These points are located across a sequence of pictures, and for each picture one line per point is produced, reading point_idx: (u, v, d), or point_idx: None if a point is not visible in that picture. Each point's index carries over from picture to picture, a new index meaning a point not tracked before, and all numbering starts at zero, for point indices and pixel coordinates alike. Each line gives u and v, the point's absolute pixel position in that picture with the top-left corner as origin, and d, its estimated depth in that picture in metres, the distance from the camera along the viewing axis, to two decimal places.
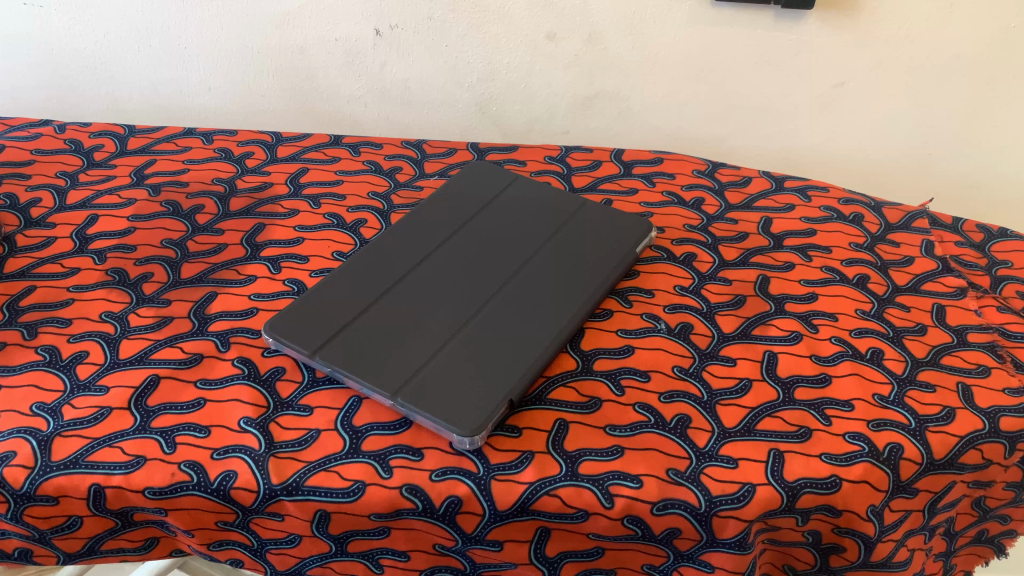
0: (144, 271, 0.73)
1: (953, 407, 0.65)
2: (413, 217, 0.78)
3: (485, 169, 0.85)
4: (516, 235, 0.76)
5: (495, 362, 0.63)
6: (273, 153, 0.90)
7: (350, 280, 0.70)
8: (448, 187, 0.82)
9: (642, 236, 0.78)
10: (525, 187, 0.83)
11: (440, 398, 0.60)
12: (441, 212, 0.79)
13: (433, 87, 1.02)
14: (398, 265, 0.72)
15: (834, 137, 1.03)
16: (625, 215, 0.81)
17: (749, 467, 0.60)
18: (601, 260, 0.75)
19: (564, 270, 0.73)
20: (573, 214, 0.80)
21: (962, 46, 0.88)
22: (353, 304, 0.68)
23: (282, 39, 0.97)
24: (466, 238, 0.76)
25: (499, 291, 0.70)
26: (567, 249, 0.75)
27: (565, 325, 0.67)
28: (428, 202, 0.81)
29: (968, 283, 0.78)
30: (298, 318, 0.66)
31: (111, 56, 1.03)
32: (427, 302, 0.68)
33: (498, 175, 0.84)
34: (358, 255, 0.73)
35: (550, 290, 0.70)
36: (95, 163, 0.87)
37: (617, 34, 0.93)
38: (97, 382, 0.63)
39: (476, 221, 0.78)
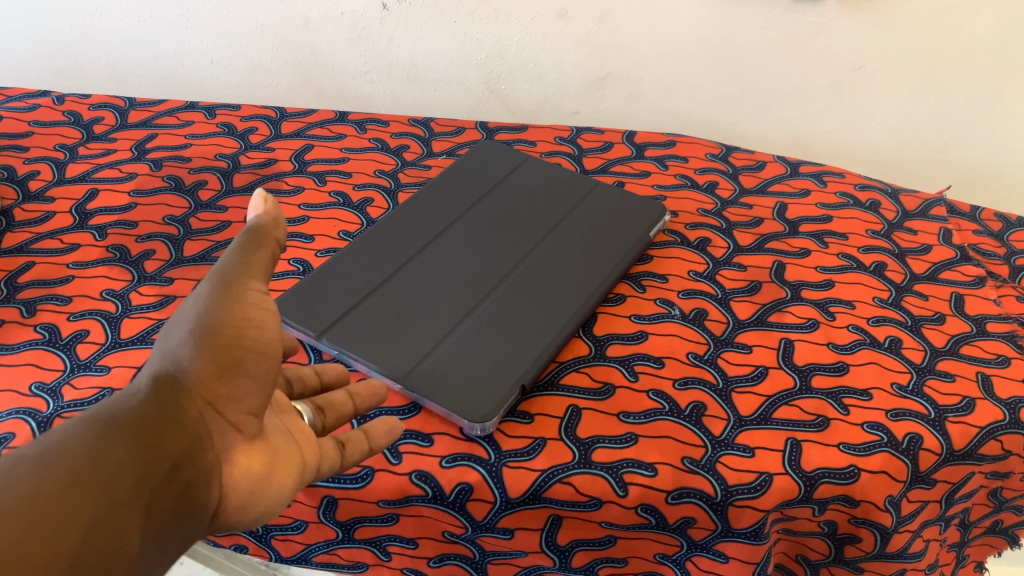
0: (145, 248, 0.72)
1: (973, 397, 0.64)
2: (420, 197, 0.76)
3: (495, 149, 0.83)
4: (527, 216, 0.75)
5: (507, 346, 0.61)
6: (277, 129, 0.88)
7: (357, 259, 0.68)
8: (457, 167, 0.81)
9: (656, 220, 0.76)
10: (535, 168, 0.81)
11: (450, 384, 0.58)
12: (449, 192, 0.77)
13: (441, 64, 1.00)
14: (407, 244, 0.71)
15: (848, 121, 1.01)
16: (637, 198, 0.79)
17: (766, 456, 0.58)
18: (614, 244, 0.73)
19: (577, 253, 0.71)
20: (585, 197, 0.78)
21: (983, 29, 0.86)
22: (360, 284, 0.66)
23: (287, 12, 0.95)
24: (476, 218, 0.74)
25: (510, 273, 0.68)
26: (579, 233, 0.74)
27: (577, 310, 0.66)
28: (436, 181, 0.79)
29: (987, 272, 0.77)
30: (304, 297, 0.65)
31: (112, 26, 1.00)
32: (436, 284, 0.67)
33: (507, 155, 0.83)
34: (366, 234, 0.72)
35: (562, 274, 0.69)
36: (94, 136, 0.85)
37: (630, 12, 0.91)
38: (98, 362, 0.61)
39: (486, 202, 0.77)
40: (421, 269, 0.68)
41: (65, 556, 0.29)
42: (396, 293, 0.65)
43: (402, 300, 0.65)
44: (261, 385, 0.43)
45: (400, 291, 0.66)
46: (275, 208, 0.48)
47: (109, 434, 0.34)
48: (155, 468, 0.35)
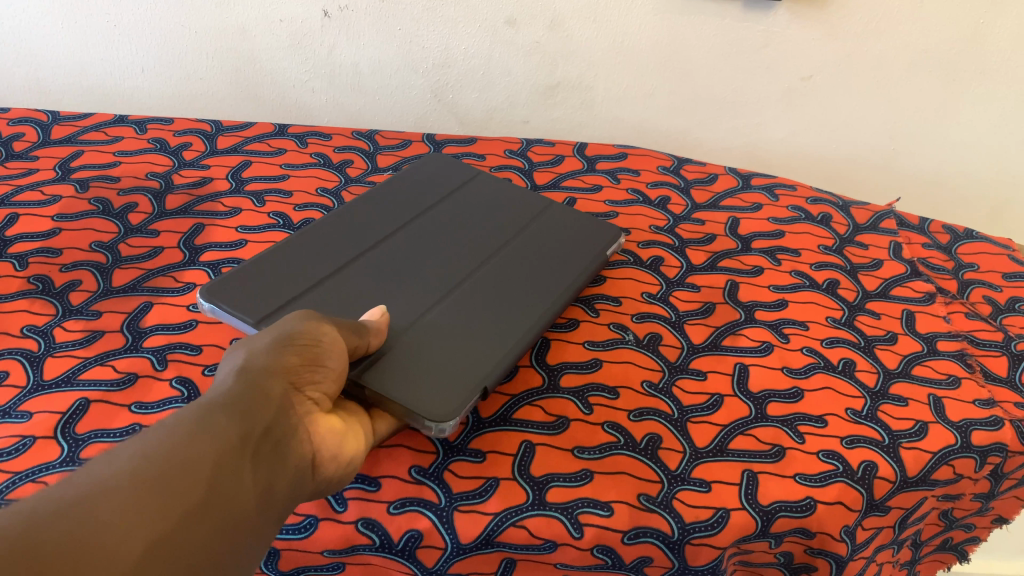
0: (71, 279, 0.67)
1: (926, 421, 0.63)
2: (366, 200, 0.73)
3: (445, 162, 0.81)
4: (481, 226, 0.72)
5: (464, 353, 0.57)
6: (213, 144, 0.85)
7: (299, 254, 0.64)
8: (406, 174, 0.78)
9: (616, 237, 0.75)
10: (487, 181, 0.80)
11: (405, 380, 0.54)
12: (398, 198, 0.74)
13: (386, 72, 0.96)
14: (354, 241, 0.67)
15: (799, 129, 1.00)
16: (593, 220, 0.77)
17: (723, 490, 0.57)
18: (575, 258, 0.71)
19: (536, 264, 0.69)
20: (542, 212, 0.76)
21: (932, 40, 0.86)
22: (303, 279, 0.62)
23: (222, 18, 0.90)
24: (427, 225, 0.71)
25: (466, 279, 0.65)
26: (538, 244, 0.71)
27: (541, 316, 0.63)
28: (381, 185, 0.76)
29: (937, 288, 0.77)
30: (235, 286, 0.60)
31: (32, 31, 0.94)
32: (388, 285, 0.63)
33: (461, 167, 0.81)
34: (308, 230, 0.68)
35: (520, 282, 0.66)
36: (14, 155, 0.80)
37: (579, 20, 0.89)
38: (18, 408, 0.57)
39: (436, 210, 0.74)
40: (371, 268, 0.65)
41: (202, 483, 0.35)
42: (342, 290, 0.61)
43: (349, 298, 0.61)
44: (334, 374, 0.49)
45: (346, 289, 0.62)
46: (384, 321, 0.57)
47: (213, 403, 0.40)
48: (253, 429, 0.41)
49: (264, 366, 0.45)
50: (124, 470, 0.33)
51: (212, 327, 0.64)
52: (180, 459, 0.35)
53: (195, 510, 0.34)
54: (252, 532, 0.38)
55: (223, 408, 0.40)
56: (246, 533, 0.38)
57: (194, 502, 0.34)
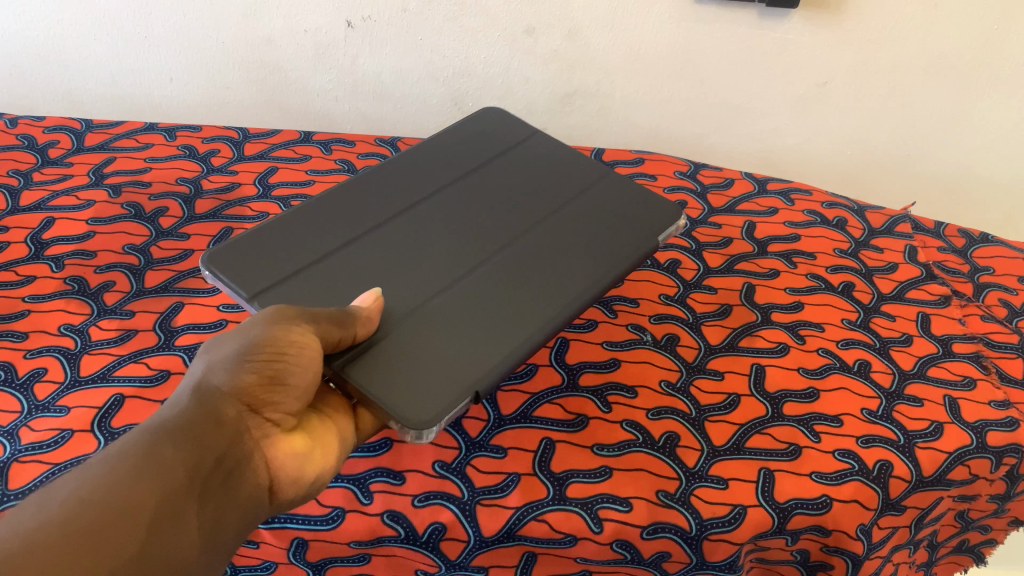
0: (105, 280, 0.70)
1: (942, 421, 0.64)
2: (403, 163, 0.71)
3: (505, 116, 0.78)
4: (518, 198, 0.68)
5: (457, 352, 0.55)
6: (240, 150, 0.87)
7: (313, 223, 0.63)
8: (460, 131, 0.76)
9: (674, 222, 0.68)
10: (541, 144, 0.75)
11: (389, 381, 0.53)
12: (439, 163, 0.72)
13: (408, 81, 0.98)
14: (377, 211, 0.66)
15: (815, 135, 1.02)
16: (657, 193, 0.71)
17: (740, 488, 0.59)
18: (618, 242, 0.65)
19: (568, 247, 0.64)
20: (594, 184, 0.71)
21: (947, 47, 0.87)
22: (306, 254, 0.61)
23: (249, 29, 0.92)
24: (457, 195, 0.69)
25: (482, 263, 0.62)
26: (575, 224, 0.66)
27: (555, 311, 0.58)
28: (428, 146, 0.74)
29: (952, 291, 0.78)
30: (237, 255, 0.60)
31: (66, 42, 0.95)
32: (394, 265, 0.61)
33: (516, 125, 0.77)
34: (332, 196, 0.66)
35: (541, 268, 0.62)
36: (49, 161, 0.83)
37: (597, 29, 0.90)
38: (57, 403, 0.59)
39: (472, 177, 0.71)
40: (383, 244, 0.63)
41: (139, 527, 0.37)
42: (346, 268, 0.60)
43: (351, 277, 0.59)
44: (301, 388, 0.50)
45: (350, 266, 0.60)
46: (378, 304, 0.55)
47: (161, 435, 0.42)
48: (201, 462, 0.42)
49: (221, 387, 0.47)
50: (57, 516, 0.35)
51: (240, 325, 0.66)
52: (118, 502, 0.37)
53: (131, 560, 0.36)
54: (195, 569, 0.40)
55: (170, 441, 0.42)
56: (189, 568, 0.40)
57: (131, 546, 0.36)
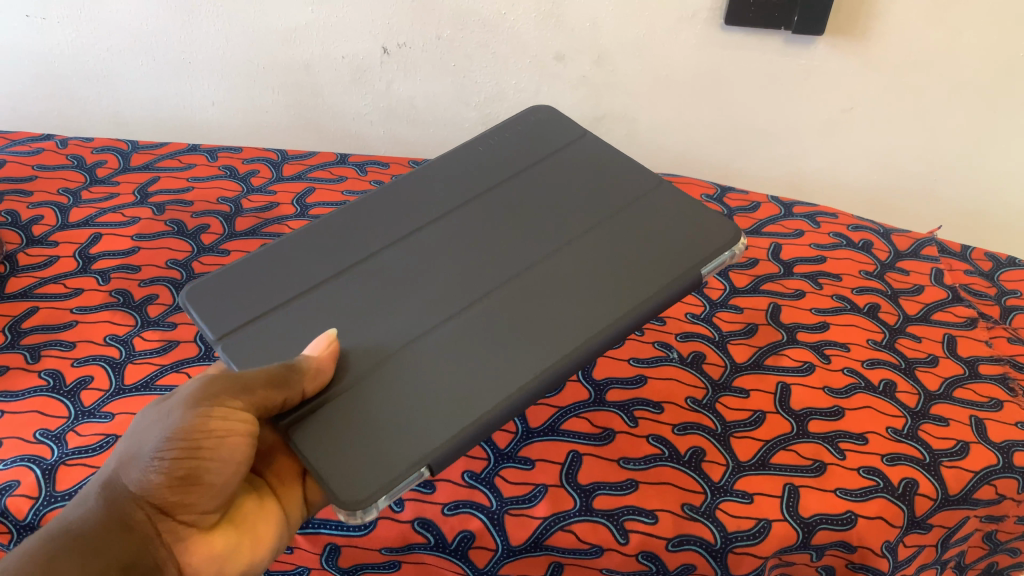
0: (149, 293, 0.72)
1: (968, 441, 0.64)
2: (431, 173, 0.66)
3: (557, 117, 0.70)
4: (543, 212, 0.62)
5: (433, 414, 0.50)
6: (279, 171, 0.90)
7: (310, 250, 0.60)
8: (504, 134, 0.69)
9: (722, 251, 0.58)
10: (591, 146, 0.67)
11: (334, 450, 0.48)
12: (471, 169, 0.66)
13: (440, 105, 1.01)
14: (382, 233, 0.61)
15: (842, 159, 1.03)
16: (709, 215, 0.60)
17: (765, 502, 0.59)
18: (649, 273, 0.56)
19: (589, 275, 0.56)
20: (638, 198, 0.62)
21: (972, 73, 0.89)
22: (291, 285, 0.57)
23: (289, 55, 0.95)
24: (480, 208, 0.63)
25: (482, 297, 0.56)
26: (602, 246, 0.58)
27: (536, 368, 0.51)
28: (464, 149, 0.68)
29: (979, 313, 0.78)
30: (219, 288, 0.58)
31: (115, 68, 0.98)
32: (388, 297, 0.57)
33: (563, 124, 0.70)
34: (342, 218, 0.62)
35: (548, 305, 0.55)
36: (97, 180, 0.86)
37: (625, 56, 0.93)
38: (102, 409, 0.61)
39: (503, 187, 0.64)
40: (381, 271, 0.58)
41: None
42: (332, 302, 0.56)
43: (336, 314, 0.55)
44: (225, 478, 0.49)
45: (335, 300, 0.56)
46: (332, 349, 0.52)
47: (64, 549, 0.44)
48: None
49: (133, 484, 0.47)
50: None
51: None
52: None
53: None
54: None
55: (71, 558, 0.43)
56: None
57: None
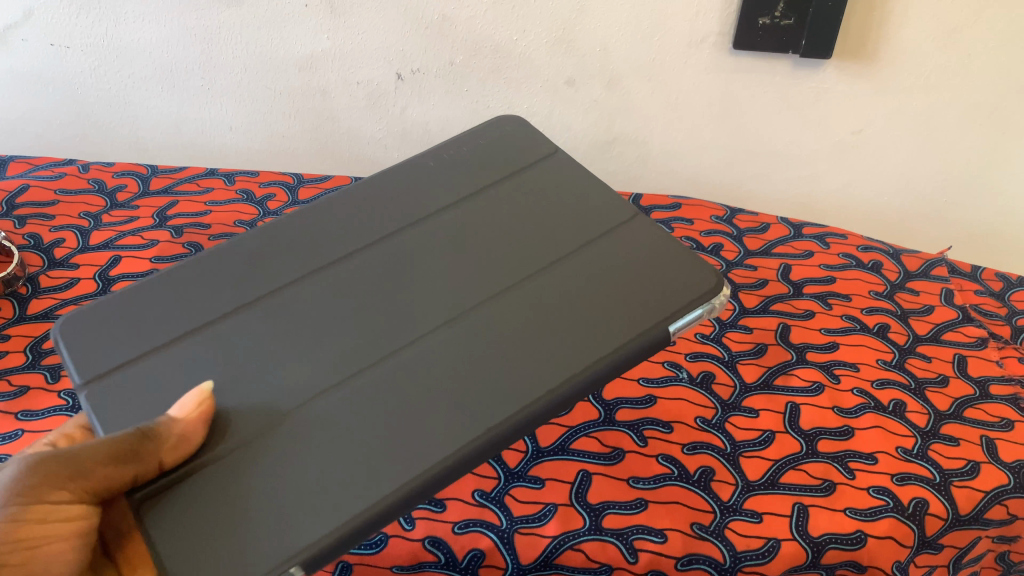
0: None
1: (978, 460, 0.65)
2: (375, 188, 0.63)
3: (520, 136, 0.67)
4: (495, 245, 0.58)
5: (362, 462, 0.46)
6: (295, 195, 0.92)
7: (221, 276, 0.56)
8: (458, 152, 0.66)
9: (694, 305, 0.55)
10: (557, 167, 0.64)
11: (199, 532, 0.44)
12: (422, 186, 0.63)
13: (454, 129, 1.02)
14: (313, 255, 0.58)
15: (853, 180, 1.04)
16: (680, 262, 0.57)
17: (774, 521, 0.60)
18: (610, 321, 0.53)
19: (536, 323, 0.53)
20: (604, 235, 0.59)
21: (980, 96, 0.92)
22: (189, 317, 0.54)
23: (306, 81, 0.97)
24: (429, 229, 0.60)
25: (424, 333, 0.53)
26: (559, 286, 0.55)
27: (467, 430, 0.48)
28: (414, 163, 0.65)
29: (989, 333, 0.78)
30: (120, 311, 0.54)
31: (135, 94, 1.00)
32: (316, 324, 0.53)
33: (530, 142, 0.67)
34: (264, 238, 0.59)
35: (497, 348, 0.52)
36: (117, 204, 0.88)
37: (636, 80, 0.94)
38: None
39: (457, 208, 0.61)
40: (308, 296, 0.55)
41: None
42: (244, 333, 0.53)
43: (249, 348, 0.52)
44: None
45: (247, 331, 0.53)
46: (203, 410, 0.47)
47: None
48: None
49: None
50: None
51: None
52: None
53: None
54: None
55: None
56: None
57: None
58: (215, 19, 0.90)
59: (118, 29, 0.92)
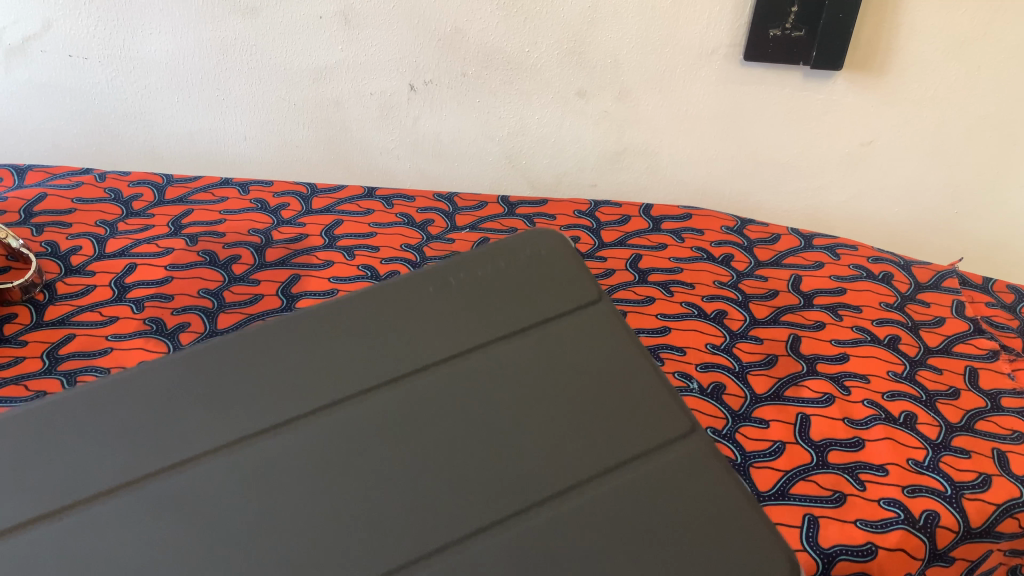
0: (181, 321, 0.75)
1: (989, 473, 0.64)
2: (370, 313, 0.60)
3: (549, 287, 0.62)
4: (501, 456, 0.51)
5: None
6: (308, 205, 0.93)
7: (163, 421, 0.53)
8: (482, 302, 0.61)
9: None
10: (587, 332, 0.59)
11: None
12: (423, 322, 0.59)
13: (465, 140, 1.03)
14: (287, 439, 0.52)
15: (863, 194, 1.04)
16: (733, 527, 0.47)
17: (784, 532, 0.60)
18: None
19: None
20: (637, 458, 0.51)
21: (989, 107, 0.92)
22: (128, 464, 0.50)
23: (320, 92, 0.98)
24: (417, 389, 0.55)
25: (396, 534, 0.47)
26: (575, 510, 0.48)
27: None
28: (416, 287, 0.62)
29: (1001, 345, 0.78)
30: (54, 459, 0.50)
31: (151, 105, 1.01)
32: (290, 493, 0.49)
33: (562, 292, 0.61)
34: (235, 364, 0.56)
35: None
36: (133, 213, 0.89)
37: (647, 91, 0.95)
38: None
39: (459, 370, 0.56)
40: (285, 456, 0.51)
41: None
42: (188, 517, 0.47)
43: (196, 534, 0.47)
44: None
45: (201, 489, 0.49)
46: None
47: None
48: None
49: None
50: None
51: None
52: None
53: None
54: None
55: None
56: None
57: None
58: (232, 31, 0.92)
59: (135, 40, 0.93)
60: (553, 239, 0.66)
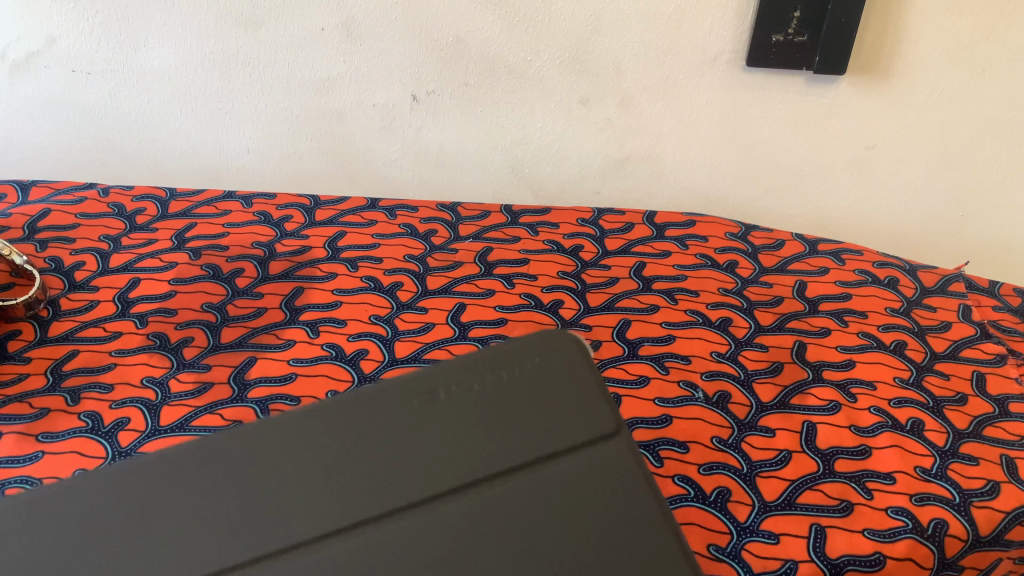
0: (185, 335, 0.75)
1: (998, 480, 0.64)
2: (327, 435, 0.49)
3: (557, 408, 0.51)
4: None
5: None
6: (311, 216, 0.93)
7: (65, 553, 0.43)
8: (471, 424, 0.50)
9: None
10: (595, 474, 0.48)
11: None
12: (402, 441, 0.49)
13: (468, 149, 1.03)
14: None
15: (868, 198, 1.04)
16: None
17: (791, 542, 0.59)
18: None
19: None
20: None
21: (994, 110, 0.92)
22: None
23: (322, 103, 0.98)
24: (376, 549, 0.45)
25: None
26: None
27: None
28: (387, 396, 0.51)
29: (1008, 350, 0.77)
30: None
31: (154, 119, 1.01)
32: None
33: (568, 427, 0.50)
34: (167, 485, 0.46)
35: None
36: (137, 227, 0.89)
37: (649, 98, 0.94)
38: (138, 450, 0.62)
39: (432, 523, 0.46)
40: None
41: None
42: None
43: None
44: None
45: None
46: None
47: None
48: None
49: None
50: None
51: (310, 379, 0.70)
52: None
53: None
54: None
55: None
56: None
57: None
58: (232, 44, 0.92)
59: (138, 54, 0.93)
60: (570, 344, 0.54)
